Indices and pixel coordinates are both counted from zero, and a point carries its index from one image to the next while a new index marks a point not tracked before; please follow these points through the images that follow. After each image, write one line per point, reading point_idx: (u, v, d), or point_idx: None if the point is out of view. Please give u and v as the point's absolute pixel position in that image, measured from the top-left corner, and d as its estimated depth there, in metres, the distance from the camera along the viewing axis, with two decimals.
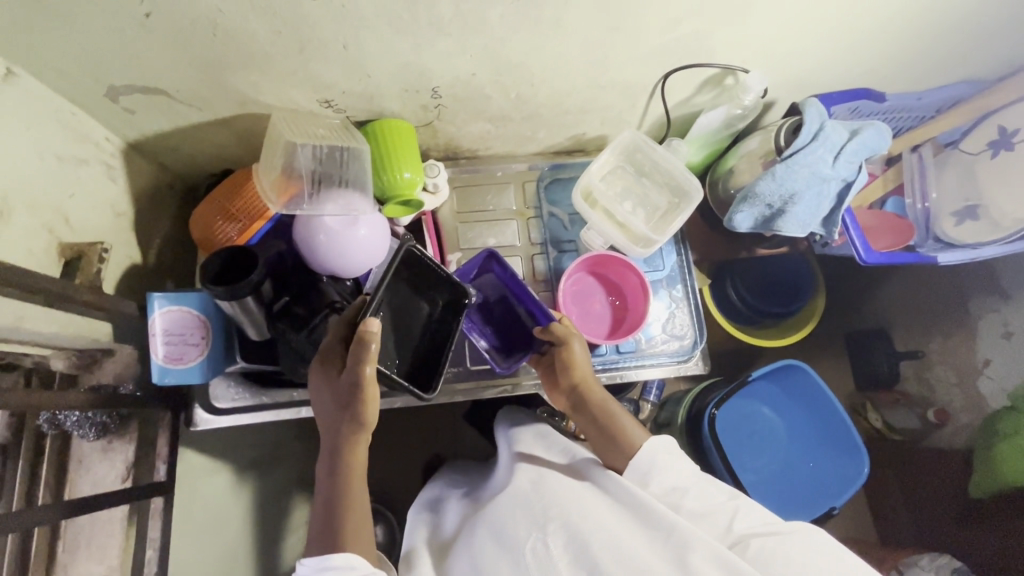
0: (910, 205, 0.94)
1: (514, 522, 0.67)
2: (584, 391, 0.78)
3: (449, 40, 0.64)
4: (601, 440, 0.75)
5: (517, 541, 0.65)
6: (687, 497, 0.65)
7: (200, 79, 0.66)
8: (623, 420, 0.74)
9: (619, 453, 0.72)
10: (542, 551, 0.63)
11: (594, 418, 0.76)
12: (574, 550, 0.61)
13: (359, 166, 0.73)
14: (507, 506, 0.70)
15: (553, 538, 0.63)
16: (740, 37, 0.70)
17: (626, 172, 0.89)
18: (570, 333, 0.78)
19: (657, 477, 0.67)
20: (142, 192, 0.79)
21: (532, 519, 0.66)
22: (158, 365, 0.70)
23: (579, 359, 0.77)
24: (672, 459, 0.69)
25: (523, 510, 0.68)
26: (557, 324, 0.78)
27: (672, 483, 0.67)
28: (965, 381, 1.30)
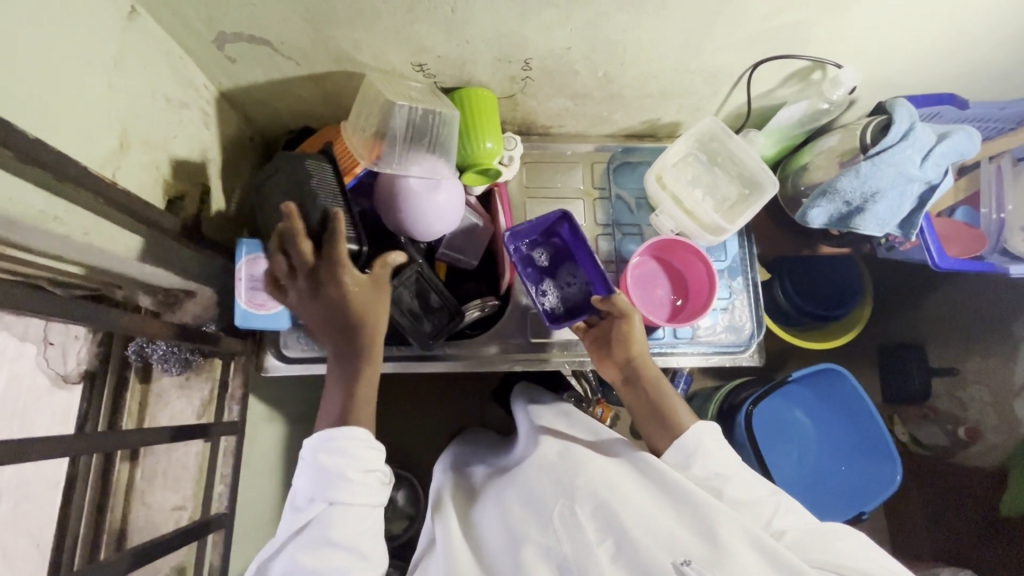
0: (984, 214, 0.92)
1: (544, 489, 0.68)
2: (637, 367, 0.78)
3: (554, 11, 0.65)
4: (647, 416, 0.76)
5: (545, 506, 0.65)
6: (729, 483, 0.66)
7: (306, 33, 0.67)
8: (674, 402, 0.76)
9: (664, 432, 0.74)
10: (570, 517, 0.63)
11: (644, 395, 0.77)
12: (600, 517, 0.61)
13: (447, 131, 0.74)
14: (536, 474, 0.71)
15: (580, 505, 0.63)
16: (839, 31, 0.69)
17: (698, 161, 0.89)
18: (630, 307, 0.76)
19: (701, 459, 0.69)
20: (229, 141, 0.81)
21: (561, 487, 0.67)
22: (242, 308, 0.72)
23: (637, 334, 0.77)
24: (719, 445, 0.70)
25: (552, 479, 0.69)
26: (622, 299, 0.76)
27: (716, 467, 0.68)
28: (1000, 400, 1.32)
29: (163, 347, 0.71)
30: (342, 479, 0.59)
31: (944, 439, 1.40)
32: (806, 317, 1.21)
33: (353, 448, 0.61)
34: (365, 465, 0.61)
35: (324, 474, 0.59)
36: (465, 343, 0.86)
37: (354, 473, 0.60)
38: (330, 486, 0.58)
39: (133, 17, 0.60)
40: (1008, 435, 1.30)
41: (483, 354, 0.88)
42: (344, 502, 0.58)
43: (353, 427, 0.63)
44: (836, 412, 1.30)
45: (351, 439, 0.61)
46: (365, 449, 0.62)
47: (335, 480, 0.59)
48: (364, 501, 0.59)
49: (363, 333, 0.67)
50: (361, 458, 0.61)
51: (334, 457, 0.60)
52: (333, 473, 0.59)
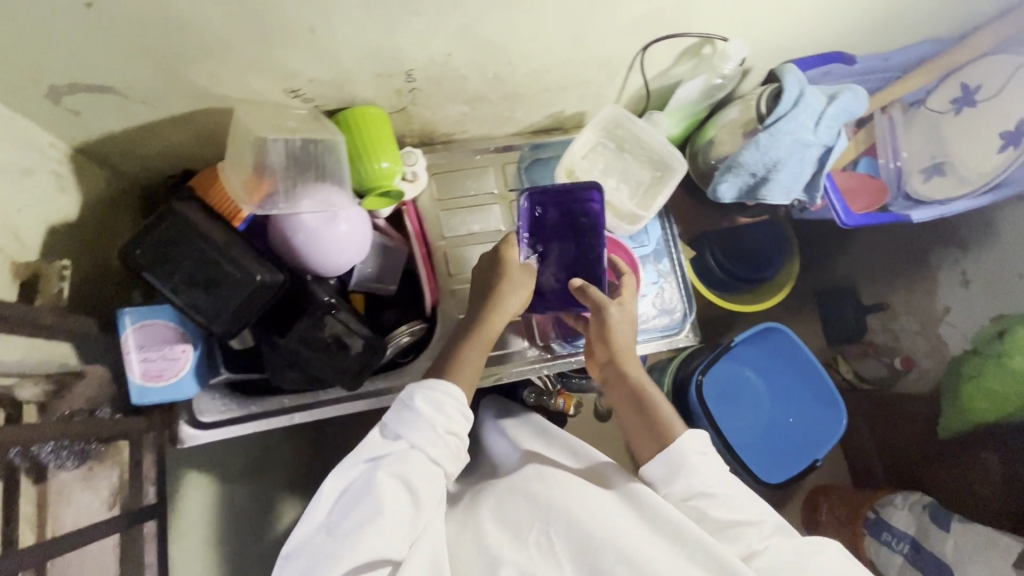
0: (884, 164, 0.96)
1: (519, 511, 0.68)
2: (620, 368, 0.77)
3: (422, 19, 0.60)
4: (634, 423, 0.76)
5: (520, 532, 0.66)
6: (714, 501, 0.66)
7: (151, 74, 0.60)
8: (662, 407, 0.75)
9: (652, 440, 0.74)
10: (545, 544, 0.64)
11: (630, 399, 0.77)
12: (575, 543, 0.63)
13: (335, 158, 0.69)
14: (509, 496, 0.71)
15: (555, 533, 0.65)
16: (719, 5, 0.68)
17: (608, 148, 0.87)
18: (605, 302, 0.74)
19: (683, 479, 0.69)
20: (96, 200, 0.73)
21: (535, 511, 0.67)
22: (136, 384, 0.65)
23: (620, 331, 0.76)
24: (706, 462, 0.69)
25: (525, 501, 0.69)
26: (597, 292, 0.74)
27: (701, 486, 0.68)
28: (927, 328, 1.38)
29: (53, 444, 0.61)
30: (428, 426, 0.63)
31: (884, 371, 1.47)
32: (740, 281, 1.23)
33: (449, 406, 0.64)
34: (451, 425, 0.64)
35: (414, 413, 0.63)
36: (399, 373, 0.82)
37: (441, 428, 0.63)
38: (416, 428, 0.63)
39: None
40: (939, 359, 1.36)
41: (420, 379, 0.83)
42: (424, 448, 0.62)
43: (448, 386, 0.66)
44: (781, 366, 1.34)
45: (446, 395, 0.65)
46: (457, 410, 0.65)
47: (421, 423, 0.63)
48: (438, 456, 0.63)
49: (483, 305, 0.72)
50: (451, 417, 0.64)
51: (428, 403, 0.64)
52: (421, 421, 0.63)
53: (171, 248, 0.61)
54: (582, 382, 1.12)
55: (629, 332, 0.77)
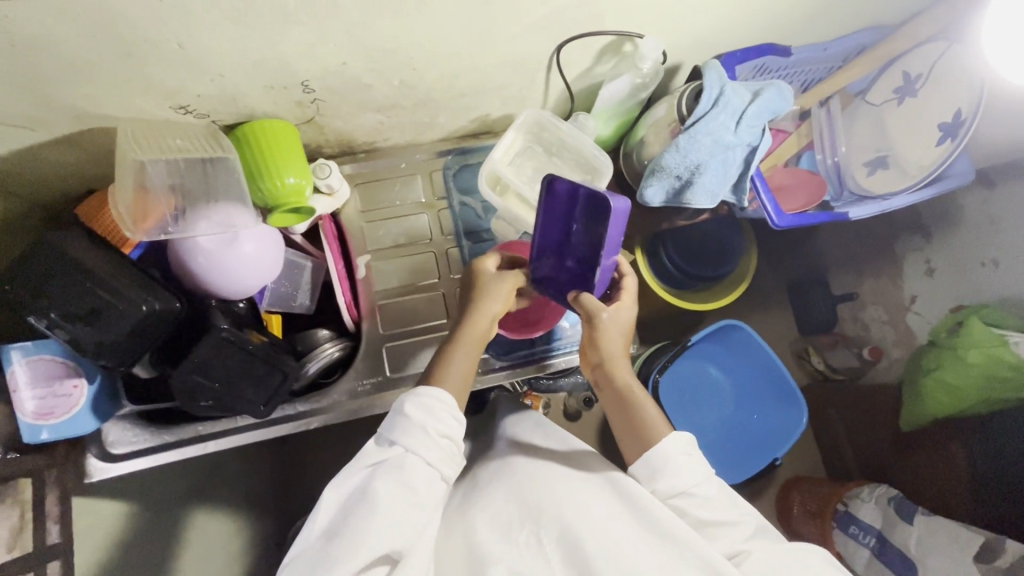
0: (821, 160, 0.93)
1: (512, 512, 0.64)
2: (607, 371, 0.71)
3: (302, 28, 0.57)
4: (620, 425, 0.70)
5: (511, 533, 0.62)
6: (691, 501, 0.61)
7: (16, 96, 0.56)
8: (649, 409, 0.68)
9: (632, 441, 0.67)
10: (535, 547, 0.60)
11: (617, 401, 0.70)
12: (565, 546, 0.58)
13: (230, 177, 0.66)
14: (501, 497, 0.67)
15: (547, 533, 0.60)
16: (629, 2, 0.65)
17: (535, 153, 0.84)
18: (598, 308, 0.69)
19: (667, 477, 0.62)
20: None
21: (528, 512, 0.63)
22: (27, 423, 0.63)
23: (612, 332, 0.70)
24: (689, 462, 0.63)
25: (518, 501, 0.65)
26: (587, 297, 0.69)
27: (684, 485, 0.62)
28: (894, 317, 1.36)
29: None
30: (420, 429, 0.57)
31: (854, 361, 1.44)
32: (695, 279, 1.20)
33: (439, 409, 0.59)
34: (444, 428, 0.59)
35: (405, 420, 0.58)
36: (319, 394, 0.79)
37: (434, 432, 0.58)
38: (407, 434, 0.57)
39: None
40: (907, 348, 1.34)
41: (340, 400, 0.80)
42: (418, 454, 0.56)
43: (438, 390, 0.61)
44: (742, 362, 1.31)
45: (437, 399, 0.59)
46: (449, 412, 0.60)
47: (413, 428, 0.57)
48: (434, 462, 0.57)
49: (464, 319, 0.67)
50: (444, 420, 0.59)
51: (418, 409, 0.58)
52: (413, 424, 0.57)
53: (42, 277, 0.58)
54: (549, 382, 1.11)
55: (620, 332, 0.71)
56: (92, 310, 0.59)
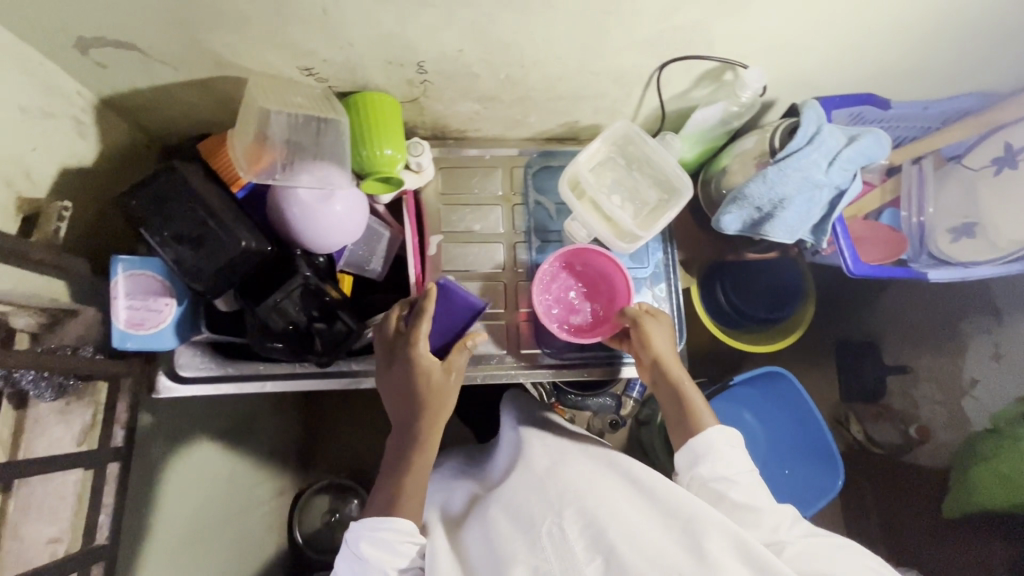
0: (906, 218, 0.92)
1: (532, 505, 0.65)
2: (663, 366, 0.77)
3: (433, 11, 0.61)
4: (671, 419, 0.75)
5: (534, 522, 0.63)
6: (735, 490, 0.66)
7: (174, 36, 0.63)
8: (695, 398, 0.75)
9: (682, 432, 0.73)
10: (558, 535, 0.60)
11: (668, 395, 0.76)
12: (589, 534, 0.59)
13: (337, 139, 0.71)
14: (522, 491, 0.68)
15: (569, 522, 0.61)
16: (741, 29, 0.67)
17: (617, 165, 0.86)
18: (641, 316, 0.78)
19: (708, 462, 0.69)
20: (115, 150, 0.77)
21: (547, 504, 0.64)
22: (118, 329, 0.68)
23: (657, 336, 0.78)
24: (730, 449, 0.70)
25: (538, 496, 0.66)
26: (631, 307, 0.78)
27: (725, 471, 0.68)
28: (950, 400, 1.26)
29: (31, 375, 0.65)
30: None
31: (897, 438, 1.35)
32: (748, 319, 1.19)
33: (397, 543, 0.64)
34: (403, 562, 0.63)
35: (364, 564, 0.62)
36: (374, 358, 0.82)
37: (394, 569, 0.62)
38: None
39: None
40: (959, 433, 1.24)
41: None
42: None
43: (398, 520, 0.65)
44: (782, 413, 1.27)
45: (394, 532, 0.64)
46: (409, 541, 0.64)
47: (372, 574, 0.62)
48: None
49: (421, 414, 0.69)
50: (403, 552, 0.64)
51: (376, 549, 0.63)
52: (373, 569, 0.62)
53: (158, 195, 0.64)
54: (577, 399, 1.11)
55: (665, 336, 0.78)
56: (192, 233, 0.64)
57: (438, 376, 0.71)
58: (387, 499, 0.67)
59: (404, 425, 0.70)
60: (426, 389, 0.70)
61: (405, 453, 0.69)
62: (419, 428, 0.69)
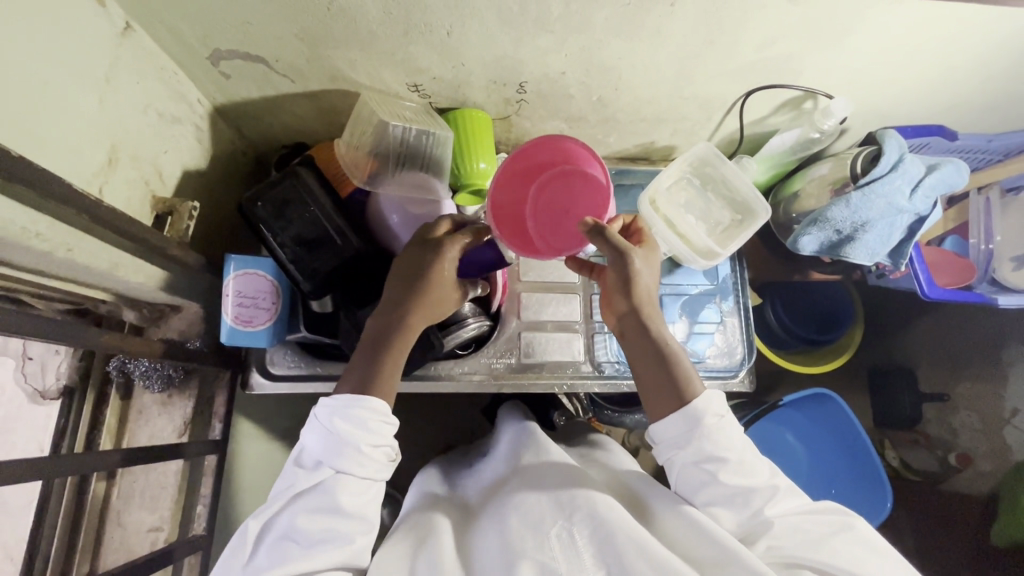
0: (974, 245, 0.92)
1: (543, 507, 0.62)
2: (641, 315, 0.64)
3: (549, 37, 0.65)
4: (648, 377, 0.64)
5: (542, 523, 0.60)
6: (729, 471, 0.60)
7: (301, 50, 0.67)
8: (683, 361, 0.64)
9: (669, 393, 0.63)
10: (567, 540, 0.59)
11: (645, 347, 0.64)
12: (598, 540, 0.57)
13: (441, 151, 0.75)
14: (532, 494, 0.65)
15: (578, 528, 0.59)
16: (833, 62, 0.70)
17: (692, 185, 0.89)
18: (628, 246, 0.62)
19: (704, 443, 0.60)
20: (220, 155, 0.81)
21: (559, 507, 0.62)
22: (228, 326, 0.71)
23: (644, 272, 0.65)
24: (722, 425, 0.62)
25: (551, 496, 0.63)
26: (616, 234, 0.61)
27: (715, 450, 0.60)
28: (990, 429, 1.29)
29: (144, 364, 0.72)
30: (354, 450, 0.57)
31: (933, 466, 1.33)
32: (798, 340, 1.21)
33: (371, 421, 0.58)
34: (377, 439, 0.59)
35: (336, 438, 0.58)
36: (458, 363, 0.85)
37: (367, 446, 0.58)
38: (337, 453, 0.57)
39: (126, 32, 0.59)
40: (998, 461, 1.28)
41: (474, 373, 0.86)
42: (350, 473, 0.57)
43: (371, 397, 0.59)
44: (827, 436, 1.28)
45: (368, 410, 0.59)
46: (381, 421, 0.59)
47: (346, 449, 0.57)
48: (370, 473, 0.58)
49: (419, 309, 0.63)
50: (376, 430, 0.59)
51: (348, 424, 0.58)
52: (343, 443, 0.57)
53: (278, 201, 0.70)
54: (615, 415, 1.14)
55: (648, 275, 0.65)
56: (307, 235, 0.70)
57: (448, 278, 0.64)
58: (362, 378, 0.61)
59: (389, 325, 0.63)
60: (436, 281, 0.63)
61: (377, 348, 0.62)
62: (411, 318, 0.63)
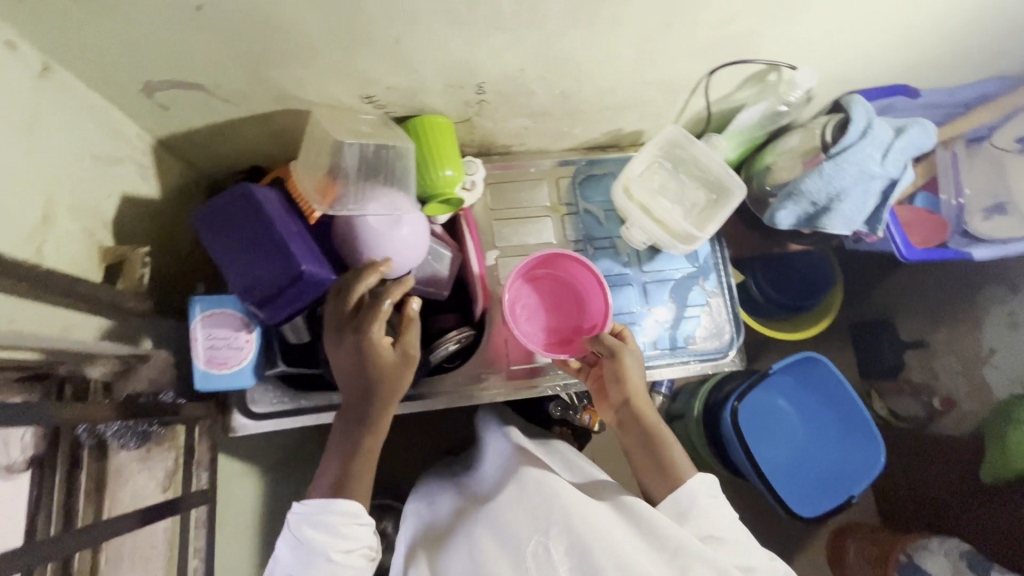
0: (944, 200, 0.94)
1: (516, 523, 0.62)
2: (636, 407, 0.72)
3: (503, 35, 0.62)
4: (647, 466, 0.70)
5: (518, 542, 0.60)
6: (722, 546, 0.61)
7: (243, 74, 0.63)
8: (674, 447, 0.70)
9: (661, 482, 0.68)
10: (543, 555, 0.58)
11: (640, 439, 0.71)
12: (575, 557, 0.57)
13: (404, 165, 0.71)
14: (506, 509, 0.65)
15: (554, 543, 0.58)
16: (793, 33, 0.69)
17: (663, 169, 0.88)
18: (619, 345, 0.74)
19: (695, 519, 0.63)
20: (171, 191, 0.76)
21: (535, 520, 0.61)
22: (201, 371, 0.68)
23: (633, 369, 0.73)
24: (715, 504, 0.64)
25: (525, 510, 0.63)
26: (608, 336, 0.74)
27: (710, 529, 0.62)
28: (970, 370, 1.27)
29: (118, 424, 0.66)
30: (324, 557, 0.57)
31: (919, 411, 1.37)
32: (781, 308, 1.22)
33: (343, 525, 0.58)
34: (352, 543, 0.59)
35: (307, 548, 0.57)
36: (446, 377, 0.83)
37: (339, 552, 0.57)
38: (311, 563, 0.57)
39: (45, 74, 0.55)
40: (982, 403, 1.25)
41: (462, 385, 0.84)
42: None
43: (342, 500, 0.59)
44: (821, 398, 1.30)
45: (339, 514, 0.58)
46: (354, 524, 0.59)
47: (317, 558, 0.57)
48: None
49: (375, 399, 0.61)
50: (347, 533, 0.58)
51: (320, 532, 0.58)
52: (314, 551, 0.57)
53: (221, 216, 0.64)
54: None
55: (639, 370, 0.74)
56: (261, 259, 0.63)
57: (389, 365, 0.62)
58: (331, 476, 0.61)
59: (356, 423, 0.62)
60: (385, 376, 0.62)
61: (352, 437, 0.62)
62: (372, 408, 0.62)
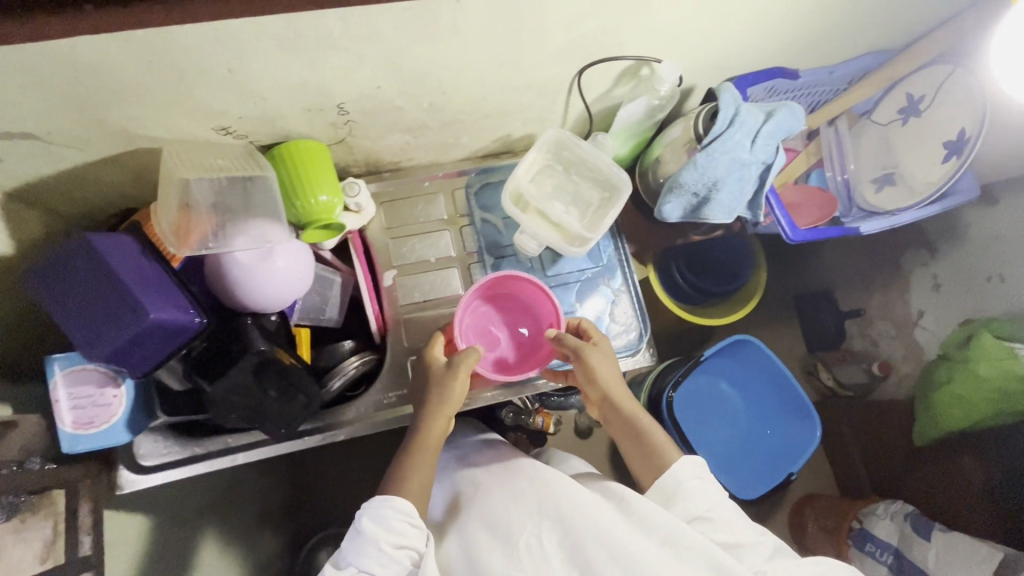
0: (830, 177, 0.97)
1: (510, 517, 0.65)
2: (613, 402, 0.74)
3: (344, 54, 0.60)
4: (636, 455, 0.73)
5: (514, 535, 0.63)
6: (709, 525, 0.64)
7: (74, 119, 0.60)
8: (656, 433, 0.72)
9: (651, 467, 0.71)
10: (537, 547, 0.62)
11: (626, 431, 0.74)
12: (572, 547, 0.60)
13: (267, 195, 0.68)
14: (499, 504, 0.67)
15: (548, 535, 0.62)
16: (649, 28, 0.68)
17: (555, 171, 0.87)
18: (580, 345, 0.74)
19: (683, 500, 0.66)
20: (29, 244, 0.72)
21: (531, 514, 0.64)
22: (67, 433, 0.65)
23: (600, 365, 0.74)
24: (703, 485, 0.67)
25: (519, 505, 0.66)
26: (568, 338, 0.74)
27: (699, 509, 0.65)
28: (902, 332, 1.29)
29: None
30: (374, 546, 0.59)
31: (863, 378, 1.35)
32: (706, 294, 1.22)
33: (396, 519, 0.62)
34: (402, 540, 0.61)
35: (361, 538, 0.60)
36: (349, 406, 0.81)
37: (388, 546, 0.60)
38: (361, 550, 0.60)
39: None
40: (917, 360, 1.26)
41: (365, 412, 0.81)
42: (370, 570, 0.59)
43: (397, 499, 0.63)
44: (756, 377, 1.31)
45: (393, 510, 0.62)
46: (406, 521, 0.62)
47: (366, 546, 0.60)
48: (389, 574, 0.59)
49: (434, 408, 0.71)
50: (399, 529, 0.61)
51: (374, 522, 0.61)
52: (364, 539, 0.60)
53: (60, 274, 0.60)
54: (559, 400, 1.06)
55: (608, 365, 0.75)
56: (111, 313, 0.59)
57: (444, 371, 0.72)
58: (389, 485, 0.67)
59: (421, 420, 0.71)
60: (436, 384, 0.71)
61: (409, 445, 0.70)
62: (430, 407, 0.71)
